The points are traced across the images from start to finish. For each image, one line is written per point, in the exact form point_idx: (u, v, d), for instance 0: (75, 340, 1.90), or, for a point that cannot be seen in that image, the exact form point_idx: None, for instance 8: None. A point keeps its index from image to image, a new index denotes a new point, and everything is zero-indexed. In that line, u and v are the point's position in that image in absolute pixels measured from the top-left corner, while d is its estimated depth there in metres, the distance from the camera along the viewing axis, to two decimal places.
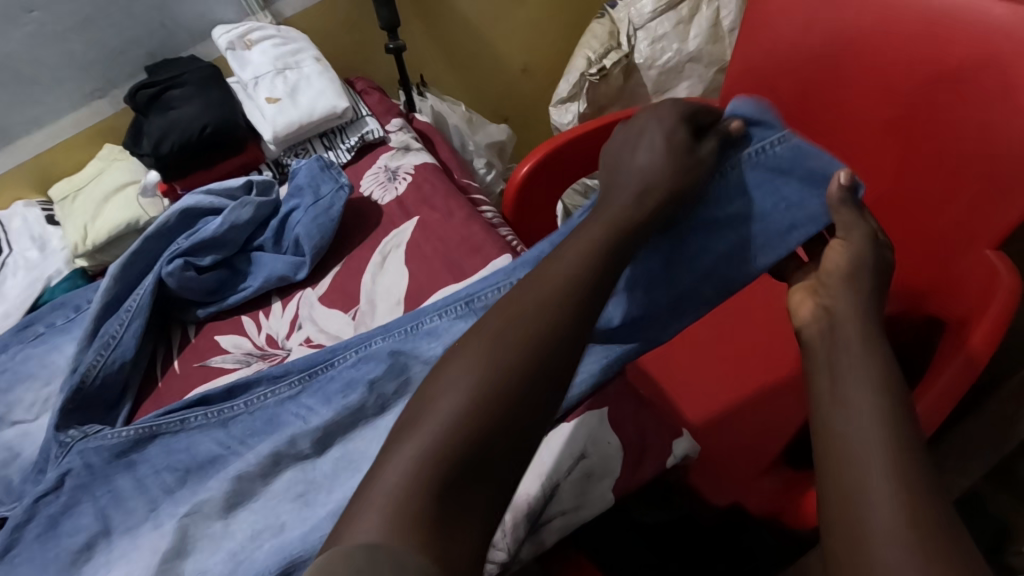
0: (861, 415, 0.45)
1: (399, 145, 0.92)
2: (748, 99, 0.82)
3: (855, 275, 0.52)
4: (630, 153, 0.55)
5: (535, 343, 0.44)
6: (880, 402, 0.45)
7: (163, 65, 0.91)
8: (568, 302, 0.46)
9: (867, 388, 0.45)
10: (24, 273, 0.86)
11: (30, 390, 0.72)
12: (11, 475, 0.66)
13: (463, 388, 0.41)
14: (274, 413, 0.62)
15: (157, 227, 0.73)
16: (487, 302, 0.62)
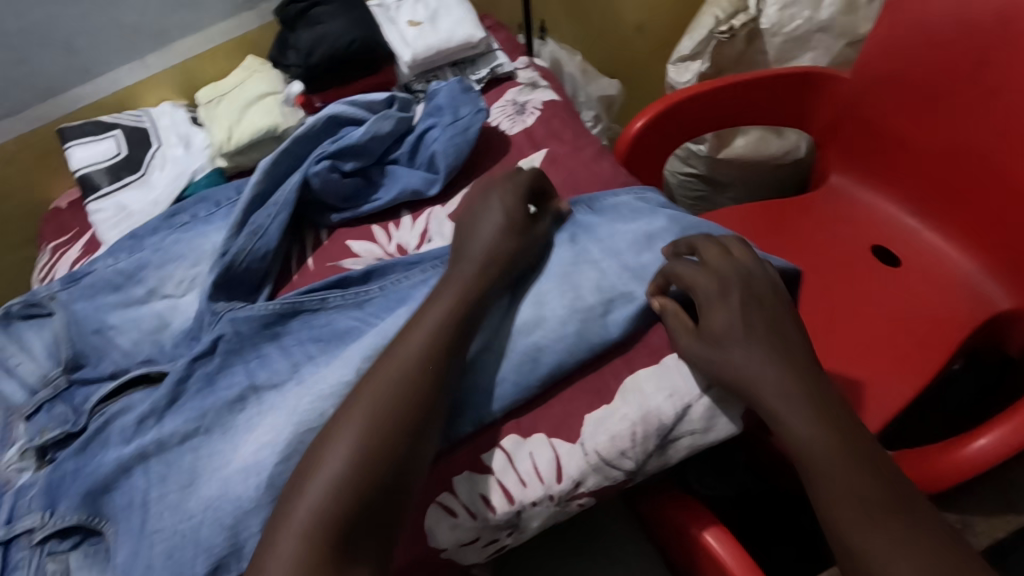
0: (848, 509, 0.48)
1: (526, 82, 0.93)
2: (880, 69, 0.97)
3: (740, 352, 0.53)
4: (471, 228, 0.62)
5: (382, 421, 0.49)
6: (848, 490, 0.48)
7: None
8: (408, 390, 0.51)
9: (851, 455, 0.49)
10: (171, 167, 0.91)
11: (179, 269, 0.78)
12: (164, 339, 0.73)
13: (314, 493, 0.47)
14: (406, 294, 0.67)
15: (307, 129, 0.76)
16: (609, 206, 0.67)
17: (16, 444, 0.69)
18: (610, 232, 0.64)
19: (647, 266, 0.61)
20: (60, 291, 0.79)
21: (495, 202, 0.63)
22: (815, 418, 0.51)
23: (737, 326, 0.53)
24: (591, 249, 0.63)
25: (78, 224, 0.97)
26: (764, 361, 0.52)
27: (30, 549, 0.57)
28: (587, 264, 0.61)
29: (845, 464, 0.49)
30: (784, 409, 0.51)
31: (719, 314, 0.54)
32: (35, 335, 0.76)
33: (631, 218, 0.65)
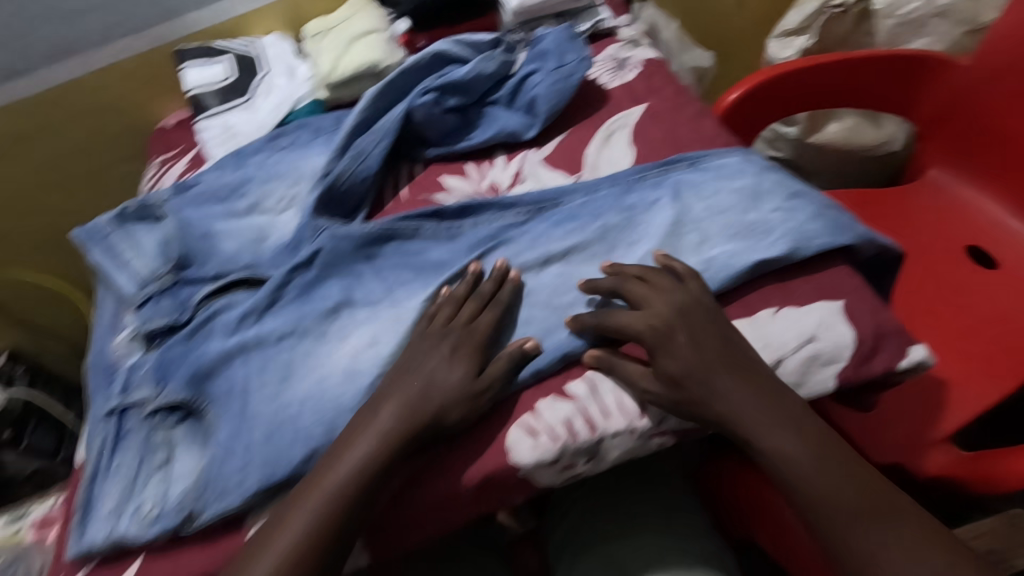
0: (849, 532, 0.48)
1: (628, 39, 0.91)
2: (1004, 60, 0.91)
3: (709, 378, 0.52)
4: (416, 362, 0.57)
5: (336, 502, 0.51)
6: (842, 510, 0.48)
7: None
8: (363, 477, 0.52)
9: (837, 476, 0.49)
10: (275, 95, 0.95)
11: (280, 187, 0.82)
12: (262, 250, 0.76)
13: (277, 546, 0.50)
14: (498, 233, 0.68)
15: (415, 61, 0.78)
16: (712, 164, 0.67)
17: (125, 331, 0.74)
18: (714, 189, 0.64)
19: (750, 223, 0.61)
20: (170, 197, 0.83)
21: (453, 346, 0.57)
22: (799, 435, 0.50)
23: (698, 355, 0.53)
24: (694, 208, 0.63)
25: (184, 142, 1.02)
26: (733, 382, 0.52)
27: (139, 420, 0.62)
28: (688, 227, 0.62)
29: (843, 482, 0.49)
30: (761, 439, 0.51)
31: (679, 342, 0.54)
32: (144, 236, 0.81)
33: (737, 176, 0.65)
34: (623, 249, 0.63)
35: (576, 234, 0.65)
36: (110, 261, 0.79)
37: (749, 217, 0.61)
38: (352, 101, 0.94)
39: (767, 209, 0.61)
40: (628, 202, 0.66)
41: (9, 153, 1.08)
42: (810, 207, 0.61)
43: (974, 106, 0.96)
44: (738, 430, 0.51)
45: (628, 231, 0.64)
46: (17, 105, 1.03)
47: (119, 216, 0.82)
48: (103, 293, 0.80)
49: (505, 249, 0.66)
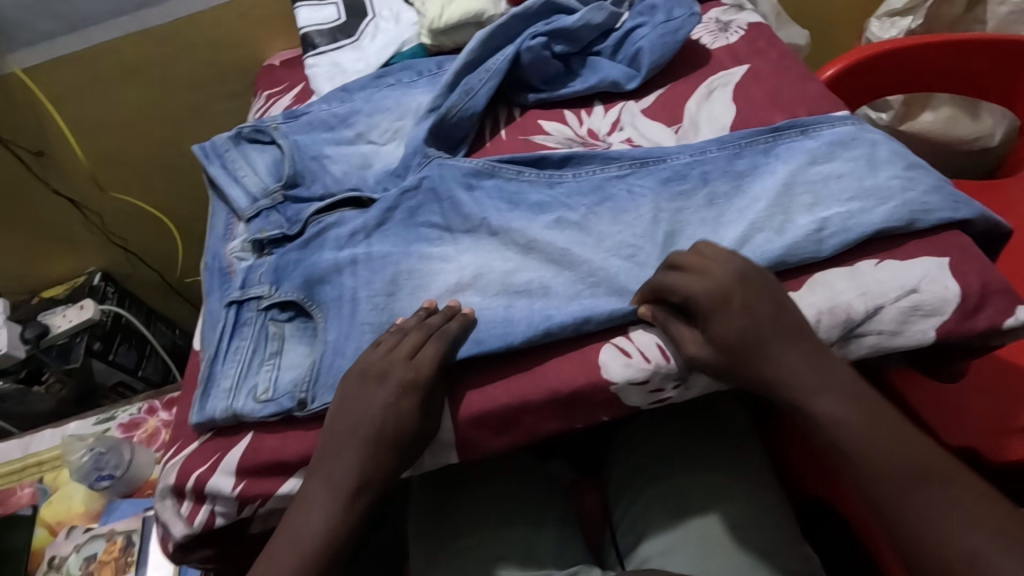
0: (900, 497, 0.49)
1: (732, 3, 0.92)
2: None
3: (760, 351, 0.53)
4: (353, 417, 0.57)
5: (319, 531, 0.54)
6: (892, 477, 0.49)
7: None
8: (340, 503, 0.55)
9: (889, 448, 0.50)
10: (381, 37, 0.99)
11: (385, 120, 0.86)
12: (367, 176, 0.81)
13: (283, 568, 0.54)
14: (602, 185, 0.71)
15: (527, 7, 0.81)
16: (822, 131, 0.68)
17: (237, 239, 0.80)
18: (828, 158, 0.65)
19: (863, 189, 0.61)
20: (282, 123, 0.89)
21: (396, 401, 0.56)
22: (849, 404, 0.52)
23: (744, 326, 0.53)
24: (807, 170, 0.65)
25: (290, 79, 1.08)
26: (780, 349, 0.53)
27: (257, 313, 0.67)
28: (801, 187, 0.64)
29: (888, 453, 0.50)
30: (813, 410, 0.52)
31: (726, 326, 0.54)
32: (257, 156, 0.87)
33: (851, 145, 0.65)
34: (732, 214, 0.65)
35: (683, 196, 0.68)
36: (226, 175, 0.85)
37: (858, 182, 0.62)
38: (453, 49, 0.98)
39: (883, 176, 0.62)
40: (738, 168, 0.68)
41: (131, 79, 1.17)
42: (929, 178, 0.62)
43: None
44: (789, 398, 0.53)
45: (736, 197, 0.66)
46: (146, 33, 1.11)
47: (236, 136, 0.88)
48: (217, 204, 0.85)
49: (613, 204, 0.69)
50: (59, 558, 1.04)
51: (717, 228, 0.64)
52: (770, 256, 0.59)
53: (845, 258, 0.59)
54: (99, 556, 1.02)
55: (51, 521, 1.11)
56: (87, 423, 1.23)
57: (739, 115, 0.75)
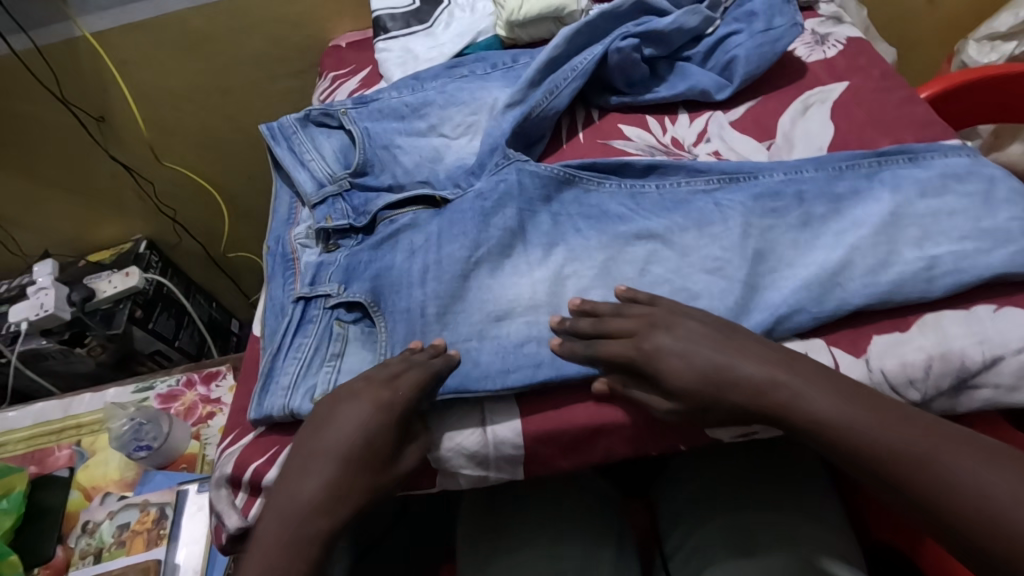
0: (921, 468, 0.45)
1: (829, 15, 0.87)
2: None
3: (767, 369, 0.50)
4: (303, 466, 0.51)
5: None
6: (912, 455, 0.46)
7: None
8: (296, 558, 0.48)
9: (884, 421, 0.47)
10: (455, 26, 0.96)
11: (459, 114, 0.83)
12: (439, 171, 0.79)
13: None
14: (685, 198, 0.68)
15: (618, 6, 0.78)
16: (936, 162, 0.62)
17: (302, 225, 0.79)
18: (940, 189, 0.59)
19: (981, 229, 0.56)
20: (350, 108, 0.87)
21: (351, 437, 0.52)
22: (893, 427, 0.47)
23: (688, 334, 0.53)
24: (914, 205, 0.59)
25: (356, 62, 1.06)
26: (726, 349, 0.51)
27: (323, 311, 0.67)
28: (908, 222, 0.58)
29: (922, 454, 0.45)
30: (800, 414, 0.48)
31: (743, 357, 0.51)
32: (325, 140, 0.86)
33: (966, 179, 0.60)
34: (830, 237, 0.60)
35: (775, 213, 0.63)
36: (292, 159, 0.84)
37: (973, 221, 0.57)
38: (528, 42, 0.95)
39: (1001, 219, 0.56)
40: (837, 190, 0.63)
41: (200, 54, 1.16)
42: None
43: None
44: (769, 403, 0.49)
45: (833, 220, 0.61)
46: (219, 7, 1.10)
47: (304, 118, 0.88)
48: (280, 187, 0.84)
49: (697, 219, 0.66)
50: (93, 523, 1.05)
51: (807, 250, 0.60)
52: (873, 292, 0.54)
53: (960, 300, 0.54)
54: (133, 525, 1.02)
55: (87, 484, 1.11)
56: (127, 391, 1.23)
57: (838, 135, 0.70)
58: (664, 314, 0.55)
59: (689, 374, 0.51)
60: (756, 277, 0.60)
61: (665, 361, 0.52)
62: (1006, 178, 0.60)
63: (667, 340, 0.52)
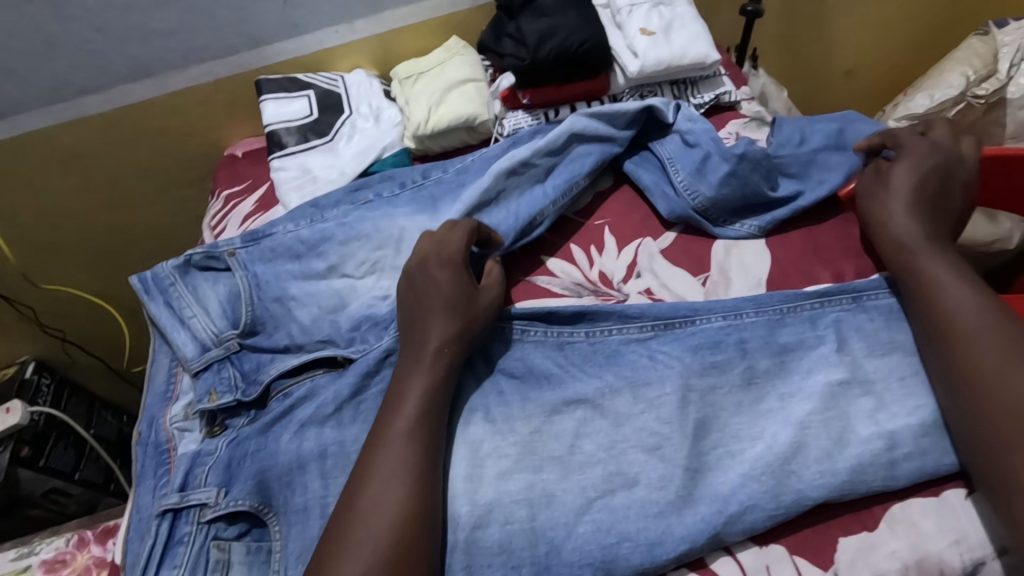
0: (990, 339, 0.48)
1: (752, 115, 0.84)
2: None
3: (922, 232, 0.56)
4: (384, 431, 0.50)
5: None
6: (991, 328, 0.48)
7: None
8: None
9: (983, 297, 0.50)
10: (359, 140, 0.88)
11: (362, 249, 0.73)
12: (340, 322, 0.69)
13: None
14: (617, 349, 0.59)
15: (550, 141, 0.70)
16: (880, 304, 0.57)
17: (182, 399, 0.68)
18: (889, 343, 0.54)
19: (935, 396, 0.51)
20: (238, 246, 0.74)
21: (423, 412, 0.51)
22: (989, 309, 0.50)
23: (915, 191, 0.59)
24: (863, 363, 0.54)
25: (253, 177, 0.96)
26: (910, 207, 0.58)
27: (196, 526, 0.53)
28: (858, 386, 0.52)
29: (998, 328, 0.48)
30: (923, 255, 0.54)
31: (898, 221, 0.58)
32: (210, 289, 0.73)
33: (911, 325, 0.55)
34: (773, 399, 0.53)
35: (717, 369, 0.55)
36: (171, 316, 0.71)
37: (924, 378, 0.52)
38: (441, 152, 0.88)
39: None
40: (781, 340, 0.56)
41: (73, 170, 1.02)
42: None
43: None
44: (900, 248, 0.56)
45: (779, 377, 0.54)
46: (87, 120, 0.96)
47: (184, 263, 0.73)
48: (157, 346, 0.72)
49: (642, 381, 0.55)
50: None
51: (755, 420, 0.53)
52: (832, 485, 0.48)
53: (925, 486, 0.49)
54: None
55: None
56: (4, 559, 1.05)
57: (776, 265, 0.64)
58: (922, 153, 0.61)
59: (915, 192, 0.59)
60: (701, 456, 0.51)
61: (879, 199, 0.60)
62: None
63: (896, 174, 0.60)
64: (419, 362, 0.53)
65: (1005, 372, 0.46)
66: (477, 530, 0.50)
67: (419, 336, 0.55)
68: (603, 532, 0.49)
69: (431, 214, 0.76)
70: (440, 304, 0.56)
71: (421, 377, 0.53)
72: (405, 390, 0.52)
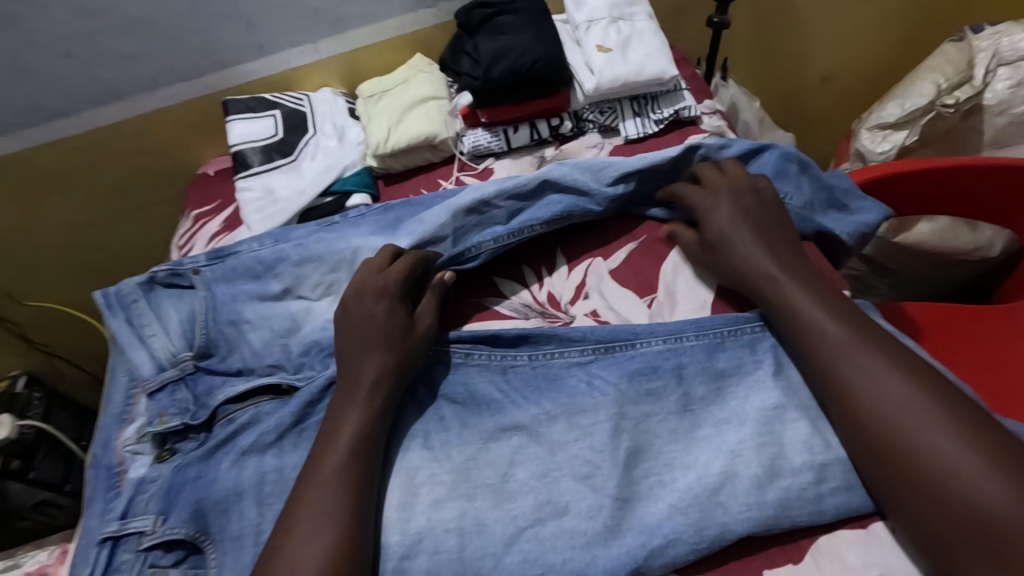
0: (880, 407, 0.47)
1: (712, 130, 0.83)
2: None
3: (780, 290, 0.55)
4: (313, 476, 0.50)
5: None
6: (887, 392, 0.47)
7: (500, 4, 0.84)
8: None
9: (859, 353, 0.50)
10: (322, 159, 0.89)
11: (316, 272, 0.72)
12: (291, 346, 0.68)
13: None
14: (558, 374, 0.59)
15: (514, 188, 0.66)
16: None
17: (136, 422, 0.68)
18: None
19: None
20: (203, 265, 0.75)
21: (351, 456, 0.50)
22: (874, 372, 0.49)
23: (737, 227, 0.60)
24: (800, 390, 0.53)
25: (222, 196, 0.97)
26: (752, 241, 0.59)
27: (135, 554, 0.54)
28: (794, 413, 0.52)
29: (886, 391, 0.47)
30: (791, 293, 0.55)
31: (759, 269, 0.57)
32: (172, 307, 0.73)
33: None
34: (710, 427, 0.53)
35: (652, 396, 0.55)
36: (131, 334, 0.71)
37: None
38: (403, 170, 0.89)
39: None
40: (719, 366, 0.56)
41: (50, 189, 1.04)
42: None
43: None
44: (769, 299, 0.56)
45: (715, 404, 0.54)
46: (61, 142, 0.97)
47: (148, 281, 0.74)
48: (116, 362, 0.72)
49: (578, 409, 0.55)
50: None
51: (688, 449, 0.52)
52: (761, 518, 0.47)
53: (856, 517, 0.49)
54: None
55: None
56: None
57: (723, 287, 0.64)
58: (719, 186, 0.63)
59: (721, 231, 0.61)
60: (632, 485, 0.51)
61: (720, 240, 0.60)
62: None
63: (718, 212, 0.61)
64: (349, 399, 0.53)
65: (878, 413, 0.47)
66: (406, 560, 0.50)
67: (352, 370, 0.55)
68: (530, 562, 0.49)
69: (389, 235, 0.74)
70: (374, 337, 0.56)
71: (354, 412, 0.53)
72: (338, 428, 0.52)
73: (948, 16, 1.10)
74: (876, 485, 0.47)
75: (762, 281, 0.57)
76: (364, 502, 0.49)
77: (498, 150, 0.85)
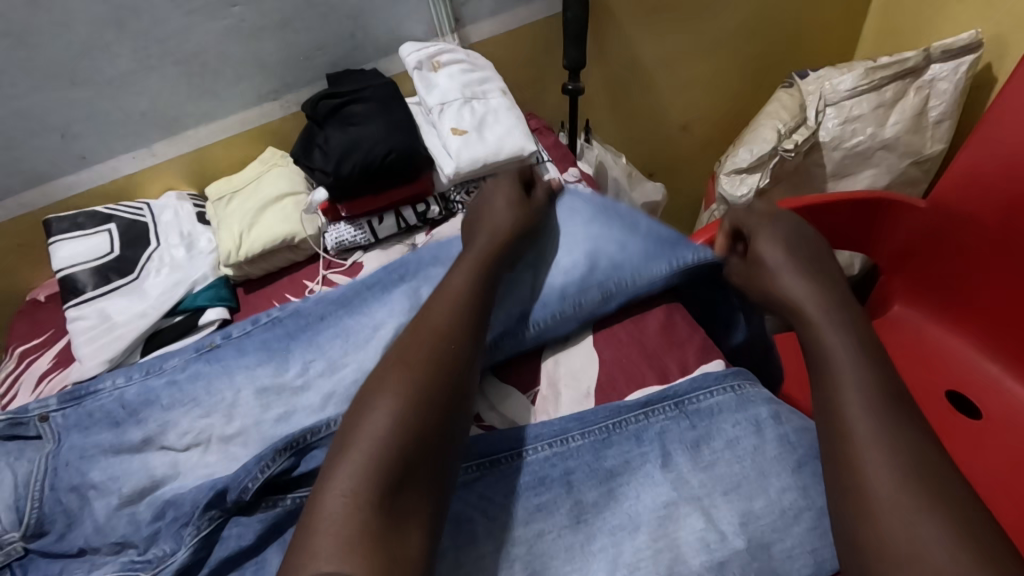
0: (862, 457, 0.46)
1: None
2: (965, 207, 0.81)
3: (820, 331, 0.57)
4: (413, 332, 0.55)
5: (383, 450, 0.46)
6: (872, 446, 0.47)
7: (346, 95, 0.80)
8: None
9: (849, 405, 0.50)
10: (169, 274, 0.80)
11: (186, 416, 0.62)
12: (141, 513, 0.56)
13: (336, 495, 0.43)
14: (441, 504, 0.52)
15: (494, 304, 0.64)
16: (701, 409, 0.55)
17: None
18: (715, 457, 0.52)
19: (757, 514, 0.49)
20: (54, 410, 0.64)
21: (457, 306, 0.58)
22: (869, 425, 0.48)
23: (780, 252, 0.65)
24: (692, 481, 0.51)
25: (55, 326, 0.84)
26: (795, 274, 0.63)
27: None
28: (686, 506, 0.50)
29: (864, 440, 0.47)
30: (819, 313, 0.58)
31: (801, 303, 0.60)
32: (8, 466, 0.60)
33: (737, 430, 0.54)
34: (604, 537, 0.49)
35: (543, 512, 0.51)
36: None
37: (743, 489, 0.50)
38: (264, 274, 0.82)
39: (773, 491, 0.50)
40: (608, 465, 0.53)
41: None
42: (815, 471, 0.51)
43: (930, 255, 0.87)
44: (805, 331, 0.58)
45: (608, 509, 0.51)
46: None
47: None
48: None
49: (467, 540, 0.49)
50: None
51: (585, 567, 0.48)
52: None
53: None
54: None
55: None
56: None
57: (604, 371, 0.62)
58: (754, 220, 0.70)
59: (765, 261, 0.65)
60: None
61: (763, 263, 0.65)
62: (766, 416, 0.54)
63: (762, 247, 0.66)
64: (460, 261, 0.62)
65: (862, 462, 0.46)
66: None
67: (471, 246, 0.65)
68: None
69: (277, 365, 0.66)
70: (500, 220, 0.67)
71: (461, 276, 0.61)
72: (451, 284, 0.60)
73: (779, 62, 1.20)
74: (847, 532, 0.45)
75: (800, 312, 0.60)
76: (465, 359, 0.54)
77: (364, 243, 0.82)
